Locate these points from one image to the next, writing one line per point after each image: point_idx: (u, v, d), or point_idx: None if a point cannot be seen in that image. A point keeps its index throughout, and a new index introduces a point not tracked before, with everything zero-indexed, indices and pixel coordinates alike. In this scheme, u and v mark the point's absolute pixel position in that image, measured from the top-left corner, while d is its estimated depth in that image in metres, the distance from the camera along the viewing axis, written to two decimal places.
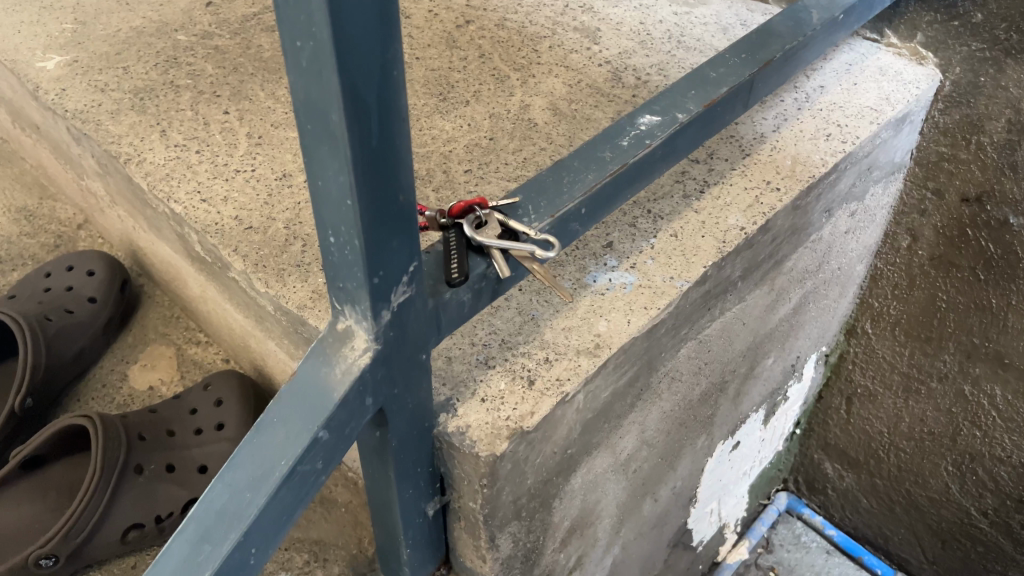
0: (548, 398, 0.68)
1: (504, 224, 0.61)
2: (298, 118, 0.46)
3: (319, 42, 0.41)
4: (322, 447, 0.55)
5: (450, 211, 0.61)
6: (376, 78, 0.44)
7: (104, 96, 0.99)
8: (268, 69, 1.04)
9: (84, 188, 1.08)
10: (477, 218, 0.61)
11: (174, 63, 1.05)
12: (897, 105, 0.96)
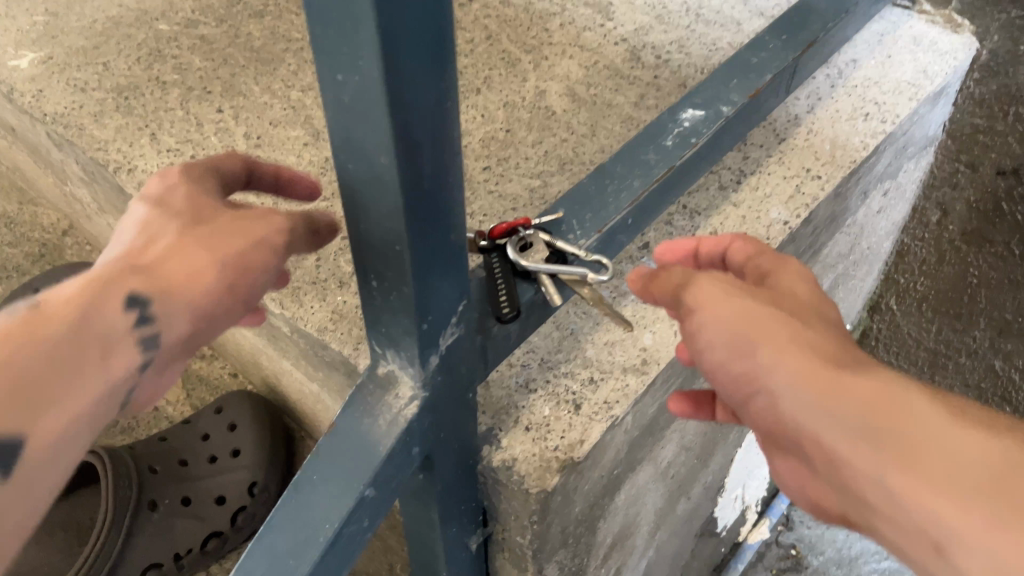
0: (597, 423, 0.63)
1: (552, 247, 0.56)
2: (336, 158, 0.40)
3: (369, 79, 0.35)
4: (368, 504, 0.50)
5: (491, 232, 0.56)
6: (431, 111, 0.38)
7: (85, 96, 0.92)
8: (261, 60, 0.97)
9: (68, 193, 1.01)
10: (522, 239, 0.56)
11: (158, 57, 0.97)
12: (935, 78, 0.90)
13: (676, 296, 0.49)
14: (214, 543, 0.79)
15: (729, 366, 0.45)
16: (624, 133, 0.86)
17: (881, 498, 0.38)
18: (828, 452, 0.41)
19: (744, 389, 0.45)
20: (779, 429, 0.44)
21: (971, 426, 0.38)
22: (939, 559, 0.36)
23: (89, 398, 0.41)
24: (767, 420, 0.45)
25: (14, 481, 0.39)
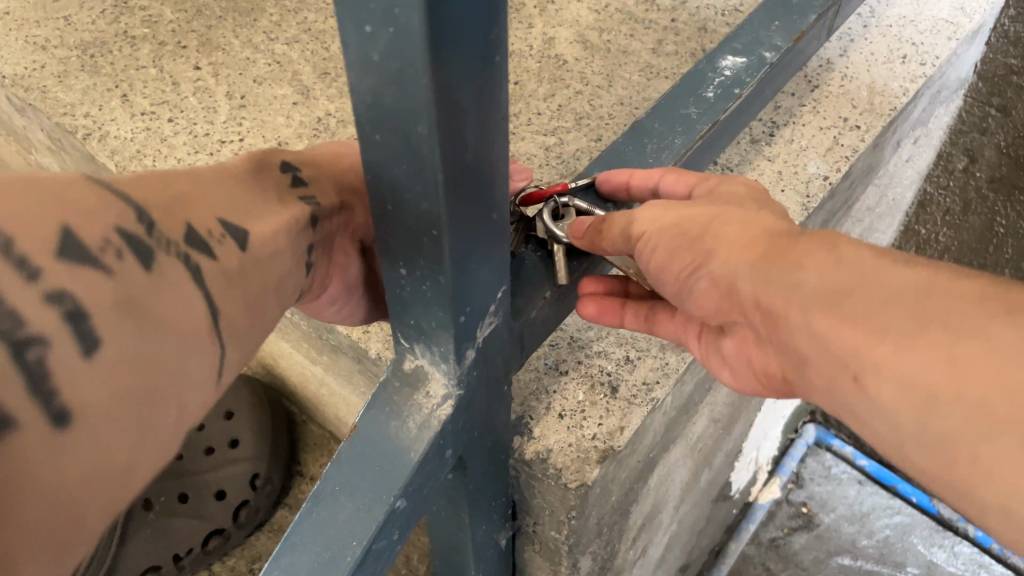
0: (637, 407, 0.57)
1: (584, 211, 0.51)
2: (363, 131, 0.34)
3: (405, 33, 0.28)
4: (399, 517, 0.44)
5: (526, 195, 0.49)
6: (479, 70, 0.31)
7: (46, 55, 0.83)
8: (239, 10, 0.88)
9: (33, 162, 0.92)
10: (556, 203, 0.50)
11: (125, 9, 0.88)
12: (974, 16, 0.84)
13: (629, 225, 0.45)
14: (216, 541, 0.76)
15: (666, 264, 0.44)
16: (643, 83, 0.79)
17: (808, 344, 0.38)
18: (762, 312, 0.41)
19: (677, 280, 0.45)
20: (716, 309, 0.44)
21: (894, 261, 0.38)
22: (859, 389, 0.36)
23: (288, 220, 0.45)
24: (705, 304, 0.45)
25: (247, 263, 0.40)
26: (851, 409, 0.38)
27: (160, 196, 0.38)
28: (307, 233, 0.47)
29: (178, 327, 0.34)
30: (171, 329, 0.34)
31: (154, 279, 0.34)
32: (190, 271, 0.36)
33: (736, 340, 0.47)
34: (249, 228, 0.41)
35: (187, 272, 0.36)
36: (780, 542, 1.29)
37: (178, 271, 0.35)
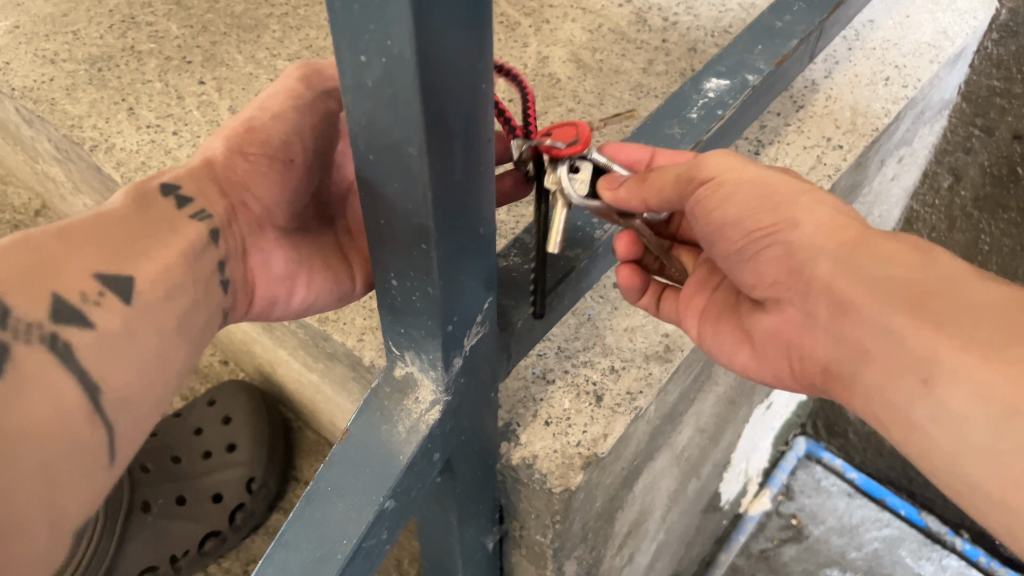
0: (621, 416, 0.60)
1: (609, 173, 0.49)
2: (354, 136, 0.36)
3: (398, 58, 0.30)
4: (388, 517, 0.46)
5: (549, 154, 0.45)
6: (467, 91, 0.34)
7: (55, 68, 0.86)
8: (243, 26, 0.91)
9: (40, 172, 0.95)
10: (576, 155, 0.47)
11: (132, 24, 0.91)
12: (956, 39, 0.86)
13: (688, 174, 0.48)
14: (212, 543, 0.78)
15: (742, 218, 0.47)
16: (634, 102, 0.82)
17: (875, 331, 0.41)
18: (835, 288, 0.44)
19: (746, 247, 0.48)
20: (781, 282, 0.47)
21: (978, 277, 0.41)
22: (925, 390, 0.39)
23: (178, 252, 0.46)
24: (773, 277, 0.48)
25: (133, 317, 0.42)
26: (903, 408, 0.40)
27: (25, 280, 0.39)
28: (210, 253, 0.48)
29: (45, 421, 0.36)
30: (37, 426, 0.36)
31: (12, 383, 0.36)
32: (55, 356, 0.38)
33: (767, 325, 0.50)
34: (132, 274, 0.43)
35: (54, 360, 0.38)
36: (769, 553, 1.30)
37: (38, 361, 0.38)
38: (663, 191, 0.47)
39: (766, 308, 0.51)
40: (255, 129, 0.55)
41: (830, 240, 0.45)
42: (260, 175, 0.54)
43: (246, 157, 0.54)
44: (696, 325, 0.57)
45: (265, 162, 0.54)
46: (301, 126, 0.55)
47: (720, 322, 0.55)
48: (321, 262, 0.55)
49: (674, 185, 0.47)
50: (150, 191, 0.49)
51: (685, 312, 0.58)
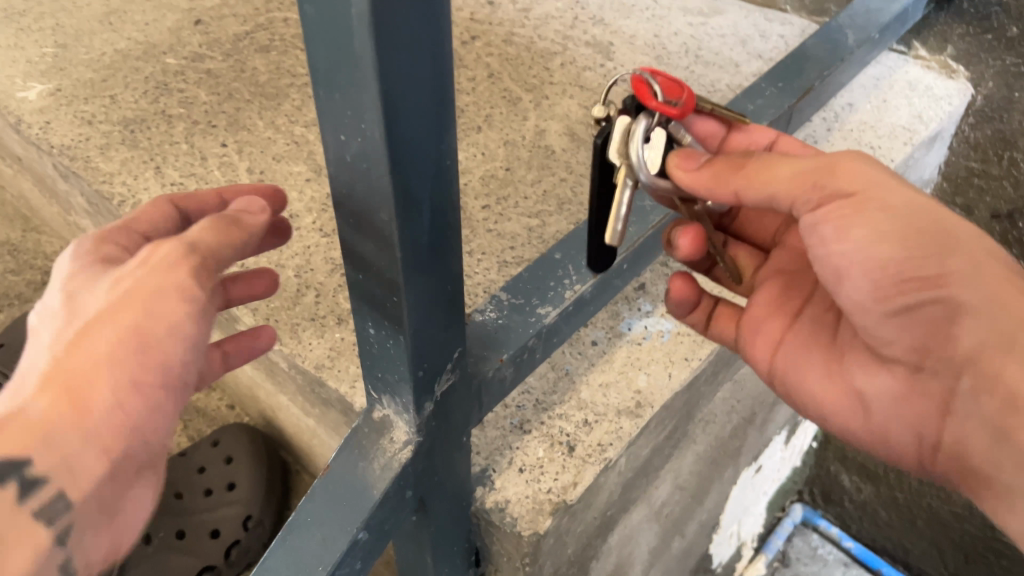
0: (591, 466, 0.64)
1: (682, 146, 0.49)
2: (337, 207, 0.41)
3: (368, 139, 0.36)
4: (361, 548, 0.51)
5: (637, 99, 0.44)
6: (430, 166, 0.39)
7: (92, 129, 0.93)
8: (266, 95, 0.98)
9: (72, 223, 1.02)
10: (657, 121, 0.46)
11: (164, 90, 0.99)
12: (930, 123, 0.91)
13: (810, 179, 0.48)
14: None
15: (890, 268, 0.48)
16: None
17: None
18: (993, 364, 0.46)
19: (896, 298, 0.49)
20: (928, 342, 0.49)
21: None
22: None
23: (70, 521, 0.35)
24: (918, 332, 0.49)
25: None
26: None
27: None
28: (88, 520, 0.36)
29: None
30: None
31: None
32: None
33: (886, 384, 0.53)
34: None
35: None
36: None
37: None
38: (771, 185, 0.47)
39: (886, 369, 0.53)
40: (147, 349, 0.38)
41: (994, 303, 0.46)
42: (134, 398, 0.37)
43: (137, 391, 0.37)
44: (780, 355, 0.60)
45: (166, 398, 0.39)
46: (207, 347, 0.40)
47: (817, 365, 0.58)
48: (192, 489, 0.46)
49: (800, 196, 0.48)
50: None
51: (767, 338, 0.61)
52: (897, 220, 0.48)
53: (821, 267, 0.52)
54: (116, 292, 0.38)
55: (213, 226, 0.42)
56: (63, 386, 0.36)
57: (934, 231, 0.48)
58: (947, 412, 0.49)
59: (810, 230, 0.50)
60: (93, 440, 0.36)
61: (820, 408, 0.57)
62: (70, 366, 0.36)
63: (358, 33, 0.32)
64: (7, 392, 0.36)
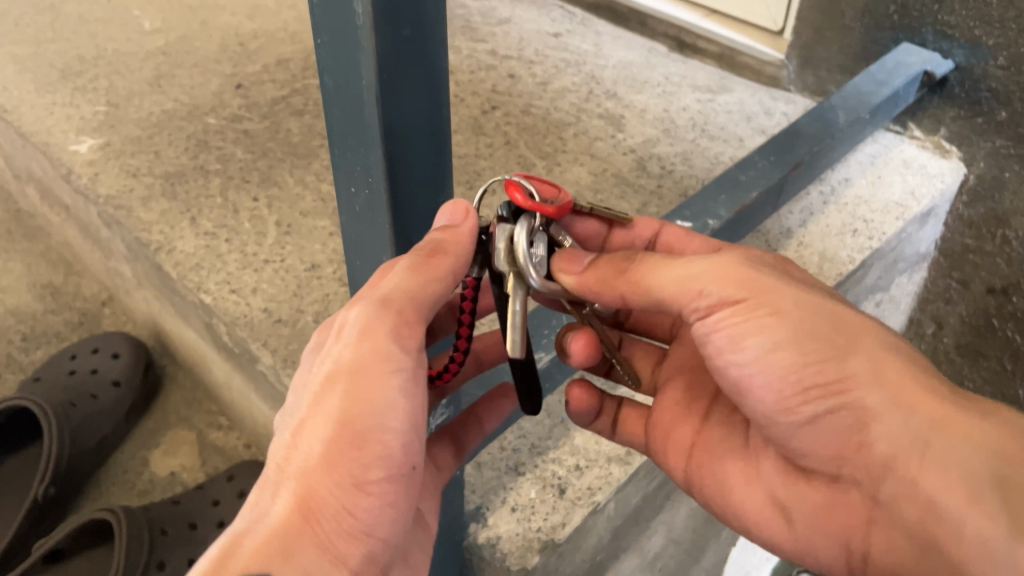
0: (579, 507, 0.67)
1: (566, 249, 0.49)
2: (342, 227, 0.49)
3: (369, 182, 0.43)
4: None
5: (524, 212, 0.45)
6: (420, 206, 0.47)
7: (135, 181, 1.00)
8: (297, 154, 1.05)
9: (111, 268, 1.09)
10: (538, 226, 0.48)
11: (204, 148, 1.06)
12: (923, 199, 0.95)
13: (694, 282, 0.46)
14: None
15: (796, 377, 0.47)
16: None
17: (969, 548, 0.41)
18: (912, 470, 0.44)
19: (806, 405, 0.47)
20: (842, 450, 0.48)
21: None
22: None
23: None
24: (831, 441, 0.48)
25: None
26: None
27: None
28: None
29: None
30: None
31: None
32: None
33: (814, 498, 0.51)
34: None
35: None
36: None
37: None
38: (654, 292, 0.46)
39: (809, 479, 0.51)
40: (363, 440, 0.41)
41: (897, 405, 0.45)
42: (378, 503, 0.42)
43: (363, 491, 0.41)
44: (693, 462, 0.57)
45: (383, 487, 0.42)
46: (416, 426, 0.43)
47: (732, 471, 0.55)
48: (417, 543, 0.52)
49: (686, 303, 0.47)
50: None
51: (678, 445, 0.58)
52: (790, 327, 0.46)
53: (722, 377, 0.50)
54: (334, 378, 0.42)
55: (413, 270, 0.42)
56: (338, 486, 0.41)
57: (835, 331, 0.46)
58: (871, 524, 0.48)
59: (706, 342, 0.48)
60: (332, 546, 0.41)
61: (743, 519, 0.54)
62: (303, 465, 0.41)
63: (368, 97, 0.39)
64: (273, 491, 0.41)
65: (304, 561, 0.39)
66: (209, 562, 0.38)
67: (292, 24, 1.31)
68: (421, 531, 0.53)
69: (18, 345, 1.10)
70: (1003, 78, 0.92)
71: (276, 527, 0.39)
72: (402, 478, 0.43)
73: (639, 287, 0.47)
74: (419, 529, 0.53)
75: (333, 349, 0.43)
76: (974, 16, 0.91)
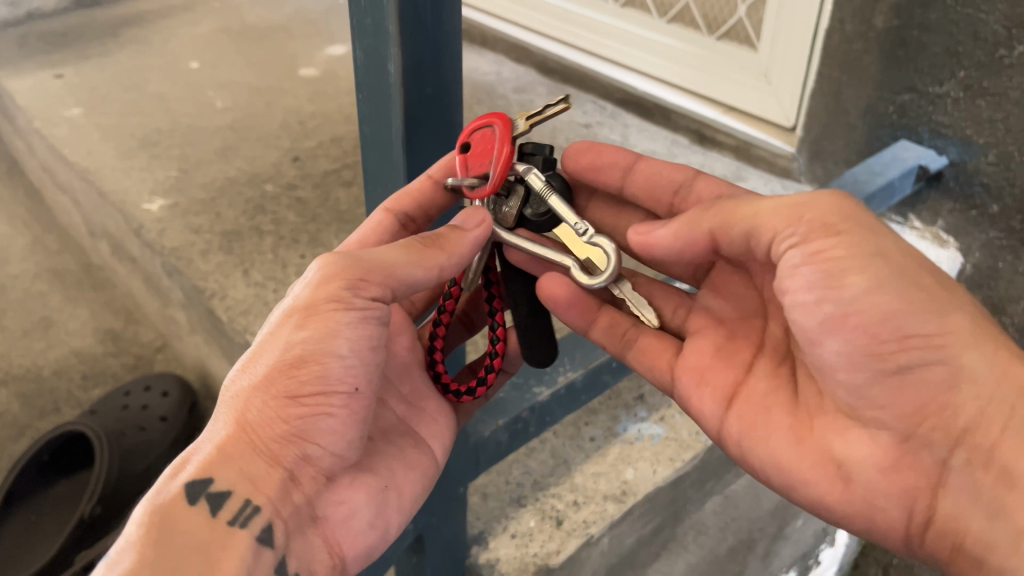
0: (574, 538, 0.73)
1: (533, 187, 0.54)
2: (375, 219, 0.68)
3: (392, 189, 0.61)
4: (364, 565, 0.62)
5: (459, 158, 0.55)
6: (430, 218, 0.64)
7: (197, 236, 1.12)
8: (343, 220, 1.15)
9: (168, 315, 1.19)
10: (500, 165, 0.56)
11: (261, 211, 1.17)
12: None
13: (810, 217, 0.49)
14: None
15: (877, 310, 0.48)
16: None
17: None
18: (996, 434, 0.47)
19: (896, 355, 0.48)
20: (921, 407, 0.49)
21: None
22: None
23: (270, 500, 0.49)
24: (910, 396, 0.49)
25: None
26: None
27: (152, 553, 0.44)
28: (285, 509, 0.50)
29: None
30: None
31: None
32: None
33: (878, 458, 0.50)
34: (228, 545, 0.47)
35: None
36: None
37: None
38: (747, 217, 0.52)
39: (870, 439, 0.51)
40: (304, 363, 0.49)
41: (992, 366, 0.47)
42: (323, 417, 0.50)
43: (298, 401, 0.49)
44: (734, 410, 0.56)
45: (325, 403, 0.49)
46: (365, 354, 0.50)
47: (781, 428, 0.54)
48: (406, 459, 0.57)
49: (786, 231, 0.50)
50: (178, 496, 0.47)
51: (718, 391, 0.57)
52: (895, 269, 0.48)
53: (807, 322, 0.50)
54: (290, 314, 0.49)
55: (410, 249, 0.51)
56: (275, 400, 0.49)
57: (934, 286, 0.48)
58: (938, 489, 0.49)
59: (794, 276, 0.50)
60: (265, 454, 0.49)
61: (784, 475, 0.53)
62: (252, 387, 0.49)
63: (394, 133, 0.56)
64: (221, 407, 0.50)
65: (243, 466, 0.49)
66: (175, 465, 0.49)
67: (347, 107, 1.44)
68: (412, 446, 0.58)
69: (78, 382, 1.20)
70: (993, 174, 0.97)
71: (221, 441, 0.49)
72: (347, 399, 0.50)
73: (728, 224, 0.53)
74: (408, 442, 0.58)
75: (297, 290, 0.51)
76: (965, 116, 0.97)
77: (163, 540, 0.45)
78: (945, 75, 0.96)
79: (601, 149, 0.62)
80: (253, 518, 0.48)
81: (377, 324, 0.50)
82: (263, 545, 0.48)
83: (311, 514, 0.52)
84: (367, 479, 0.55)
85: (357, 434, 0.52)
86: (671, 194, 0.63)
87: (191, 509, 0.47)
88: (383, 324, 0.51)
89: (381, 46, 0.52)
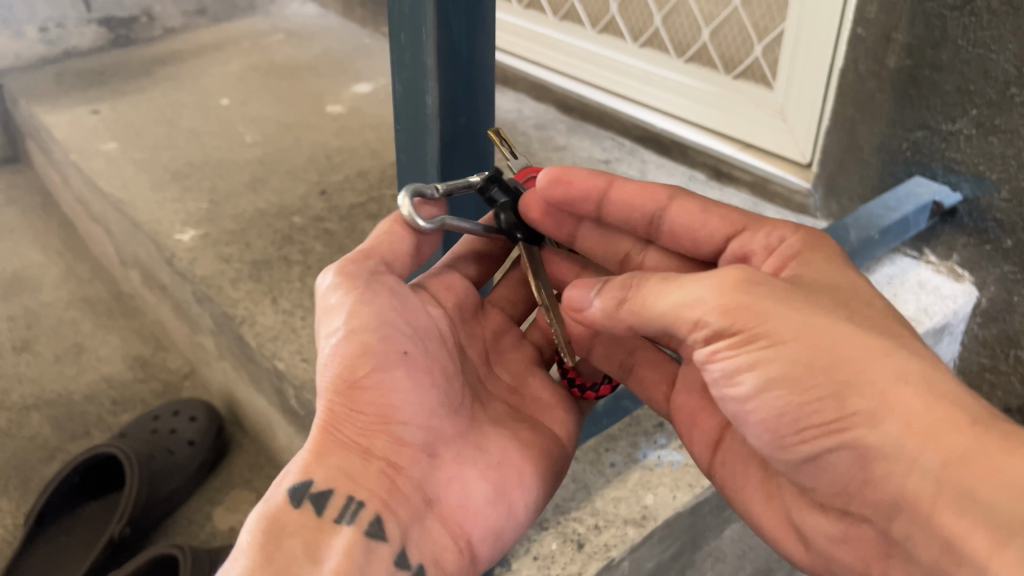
0: (594, 560, 0.74)
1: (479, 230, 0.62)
2: None
3: None
4: None
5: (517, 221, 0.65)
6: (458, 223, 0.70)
7: (227, 265, 1.15)
8: None
9: (197, 342, 1.22)
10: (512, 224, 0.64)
11: (289, 241, 1.21)
12: (936, 316, 1.01)
13: (687, 312, 0.50)
14: None
15: (776, 400, 0.50)
16: None
17: None
18: (926, 508, 0.46)
19: (808, 442, 0.50)
20: (853, 484, 0.50)
21: None
22: None
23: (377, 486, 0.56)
24: (841, 476, 0.51)
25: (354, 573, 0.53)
26: None
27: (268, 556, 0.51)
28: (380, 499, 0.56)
29: None
30: None
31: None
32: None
33: (834, 518, 0.54)
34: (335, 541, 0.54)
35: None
36: None
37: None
38: (655, 316, 0.52)
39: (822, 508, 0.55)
40: (352, 347, 0.56)
41: (908, 434, 0.45)
42: (389, 392, 0.57)
43: (359, 384, 0.56)
44: (716, 458, 0.62)
45: (378, 376, 0.56)
46: (399, 325, 0.57)
47: (755, 482, 0.60)
48: (519, 439, 0.63)
49: (688, 327, 0.50)
50: (283, 502, 0.54)
51: (703, 438, 0.63)
52: (785, 361, 0.48)
53: (727, 410, 0.54)
54: (327, 316, 0.57)
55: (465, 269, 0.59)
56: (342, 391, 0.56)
57: (826, 365, 0.47)
58: (890, 555, 0.52)
59: (707, 374, 0.52)
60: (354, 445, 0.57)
61: (760, 528, 0.60)
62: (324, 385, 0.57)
63: (431, 162, 0.64)
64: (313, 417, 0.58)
65: (333, 461, 0.56)
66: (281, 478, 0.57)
67: (373, 143, 1.48)
68: (526, 428, 0.64)
69: (108, 407, 1.23)
70: (1006, 210, 0.99)
71: (313, 442, 0.57)
72: (400, 367, 0.57)
73: (638, 317, 0.53)
74: (524, 426, 0.64)
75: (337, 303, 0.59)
76: (977, 152, 0.99)
77: (269, 545, 0.52)
78: (957, 112, 0.99)
79: (575, 179, 0.61)
80: (358, 511, 0.55)
81: (388, 304, 0.57)
82: (372, 539, 0.54)
83: (425, 498, 0.58)
84: (481, 456, 0.61)
85: (427, 403, 0.58)
86: (645, 223, 0.63)
87: (296, 511, 0.54)
88: (400, 301, 0.58)
89: (420, 79, 0.60)
